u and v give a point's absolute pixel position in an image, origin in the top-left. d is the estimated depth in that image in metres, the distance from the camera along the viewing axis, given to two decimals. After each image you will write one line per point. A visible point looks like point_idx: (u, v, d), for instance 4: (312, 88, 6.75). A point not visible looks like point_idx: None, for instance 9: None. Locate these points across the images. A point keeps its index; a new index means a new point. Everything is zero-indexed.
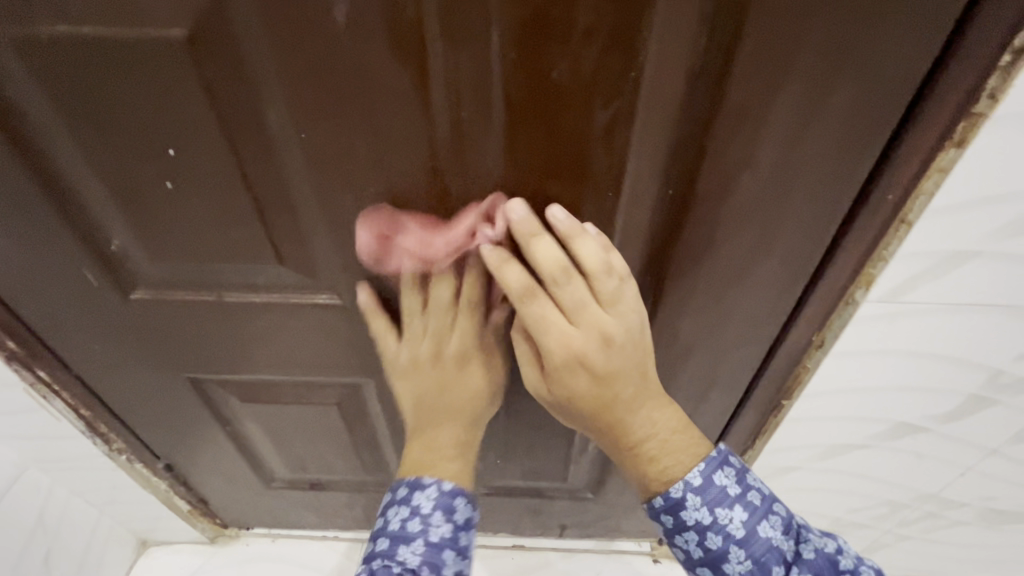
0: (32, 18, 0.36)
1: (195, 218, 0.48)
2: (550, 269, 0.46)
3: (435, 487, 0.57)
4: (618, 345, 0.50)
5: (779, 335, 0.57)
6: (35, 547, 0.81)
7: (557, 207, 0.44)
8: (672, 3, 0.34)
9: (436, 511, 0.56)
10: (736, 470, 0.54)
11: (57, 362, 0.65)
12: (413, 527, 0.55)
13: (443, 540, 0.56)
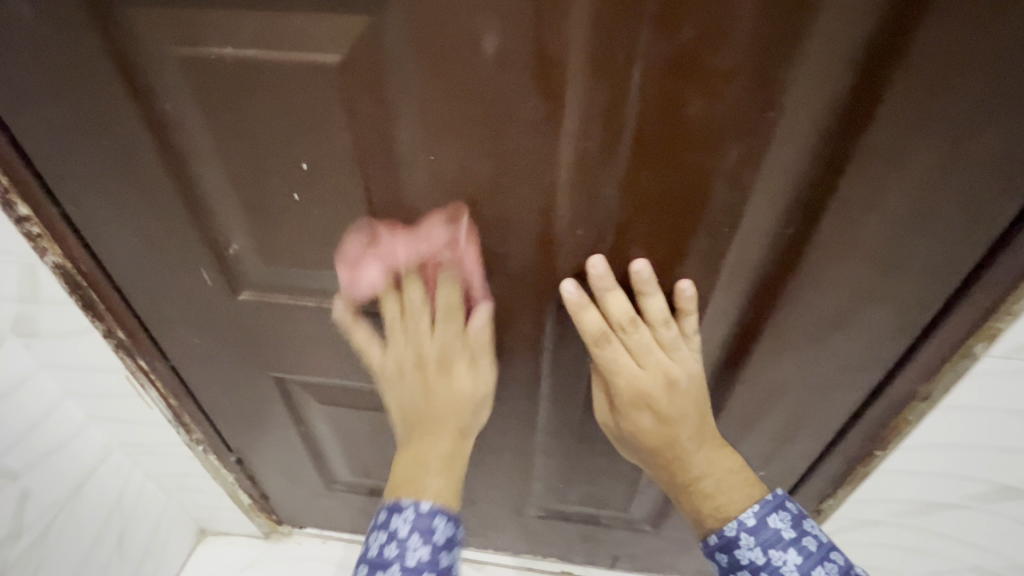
0: (202, 40, 0.39)
1: (314, 228, 0.50)
2: (623, 319, 0.49)
3: (413, 509, 0.52)
4: (679, 388, 0.53)
5: (880, 381, 0.55)
6: (112, 526, 0.85)
7: (642, 262, 0.47)
8: (821, 50, 0.35)
9: (414, 534, 0.51)
10: (793, 514, 0.52)
11: (157, 354, 0.69)
12: (390, 552, 0.51)
13: (421, 563, 0.51)
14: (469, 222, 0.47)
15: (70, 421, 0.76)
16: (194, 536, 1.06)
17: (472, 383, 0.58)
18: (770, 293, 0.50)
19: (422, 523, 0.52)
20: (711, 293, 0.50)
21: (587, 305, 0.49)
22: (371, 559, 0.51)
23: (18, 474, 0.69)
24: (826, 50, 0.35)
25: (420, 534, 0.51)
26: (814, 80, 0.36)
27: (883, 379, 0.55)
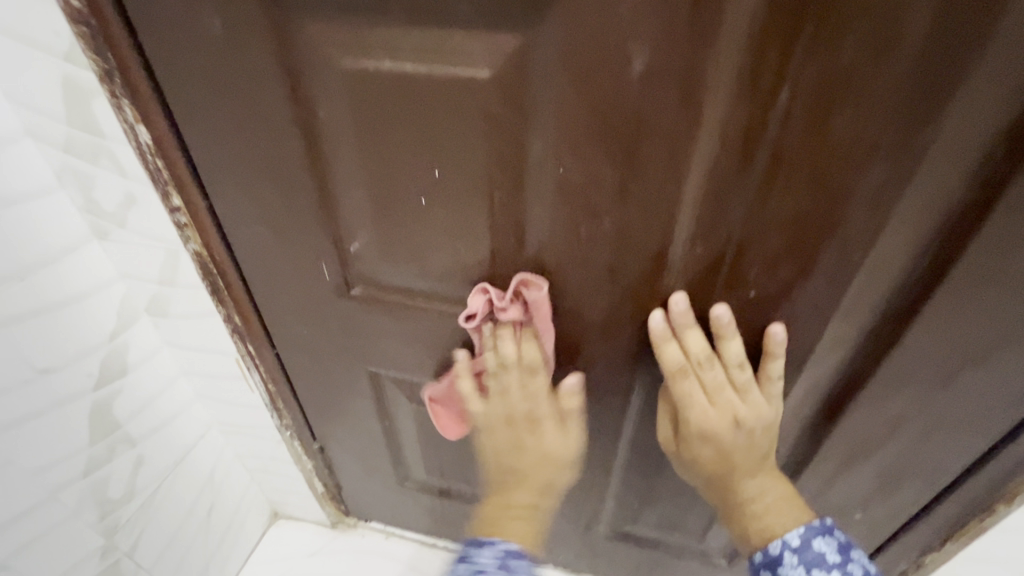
0: (365, 53, 0.43)
1: (435, 230, 0.53)
2: (701, 356, 0.50)
3: (498, 547, 0.55)
4: (750, 429, 0.52)
5: (1011, 431, 0.51)
6: (203, 500, 0.91)
7: (723, 307, 0.48)
8: (1007, 55, 0.34)
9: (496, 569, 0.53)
10: (840, 541, 0.51)
11: (266, 341, 0.73)
12: None
13: None
14: (586, 232, 0.49)
15: (180, 397, 0.82)
16: (268, 518, 1.11)
17: (562, 442, 0.61)
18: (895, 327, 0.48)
19: (505, 562, 0.54)
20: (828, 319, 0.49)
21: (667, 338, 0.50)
22: None
23: (136, 440, 0.75)
24: (1006, 56, 0.34)
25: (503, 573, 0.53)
26: (986, 89, 0.35)
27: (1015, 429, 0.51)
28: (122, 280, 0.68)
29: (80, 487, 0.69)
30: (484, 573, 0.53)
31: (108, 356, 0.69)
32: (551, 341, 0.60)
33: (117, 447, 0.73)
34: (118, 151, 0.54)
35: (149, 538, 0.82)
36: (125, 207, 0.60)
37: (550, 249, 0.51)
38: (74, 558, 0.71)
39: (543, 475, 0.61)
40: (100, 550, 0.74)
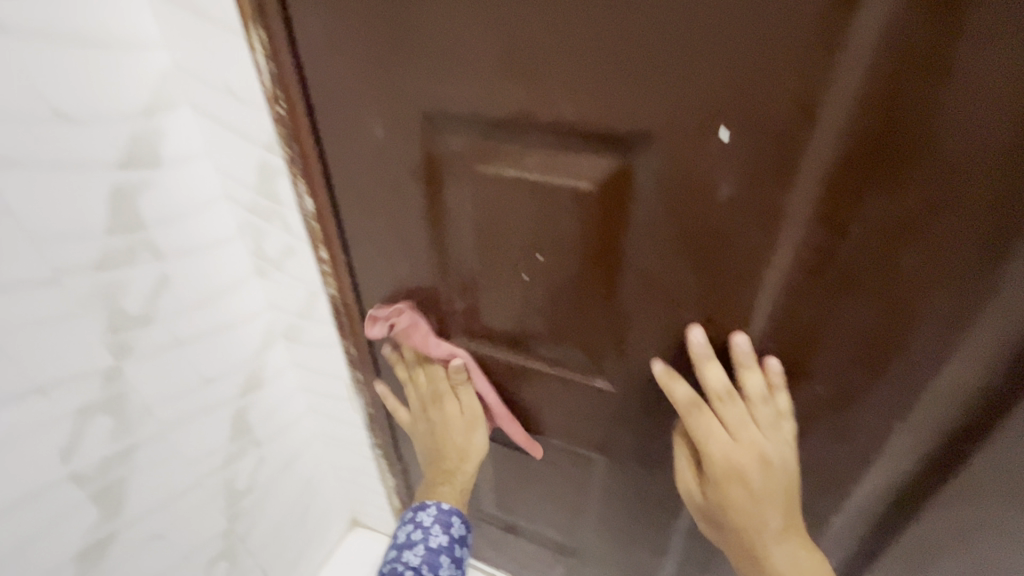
0: (492, 161, 0.52)
1: (531, 302, 0.61)
2: (721, 391, 0.53)
3: (435, 508, 0.71)
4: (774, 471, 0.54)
5: None
6: (301, 500, 1.04)
7: (741, 336, 0.52)
8: None
9: (436, 524, 0.69)
10: None
11: (372, 372, 0.84)
12: (416, 536, 0.68)
13: (440, 547, 0.68)
14: (668, 318, 0.55)
15: (295, 410, 0.95)
16: (347, 525, 1.22)
17: (459, 408, 0.74)
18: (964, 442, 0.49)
19: (444, 517, 0.70)
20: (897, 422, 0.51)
21: (678, 381, 0.56)
22: (400, 543, 0.69)
23: (261, 443, 0.89)
24: None
25: (441, 525, 0.69)
26: None
27: None
28: (268, 310, 0.83)
29: (218, 477, 0.83)
30: (413, 545, 0.67)
31: (251, 371, 0.83)
32: (625, 405, 0.66)
33: (247, 447, 0.87)
34: (288, 215, 0.69)
35: (258, 529, 0.95)
36: (284, 255, 0.74)
37: (634, 328, 0.58)
38: (205, 538, 0.84)
39: (445, 478, 0.74)
40: (222, 534, 0.87)
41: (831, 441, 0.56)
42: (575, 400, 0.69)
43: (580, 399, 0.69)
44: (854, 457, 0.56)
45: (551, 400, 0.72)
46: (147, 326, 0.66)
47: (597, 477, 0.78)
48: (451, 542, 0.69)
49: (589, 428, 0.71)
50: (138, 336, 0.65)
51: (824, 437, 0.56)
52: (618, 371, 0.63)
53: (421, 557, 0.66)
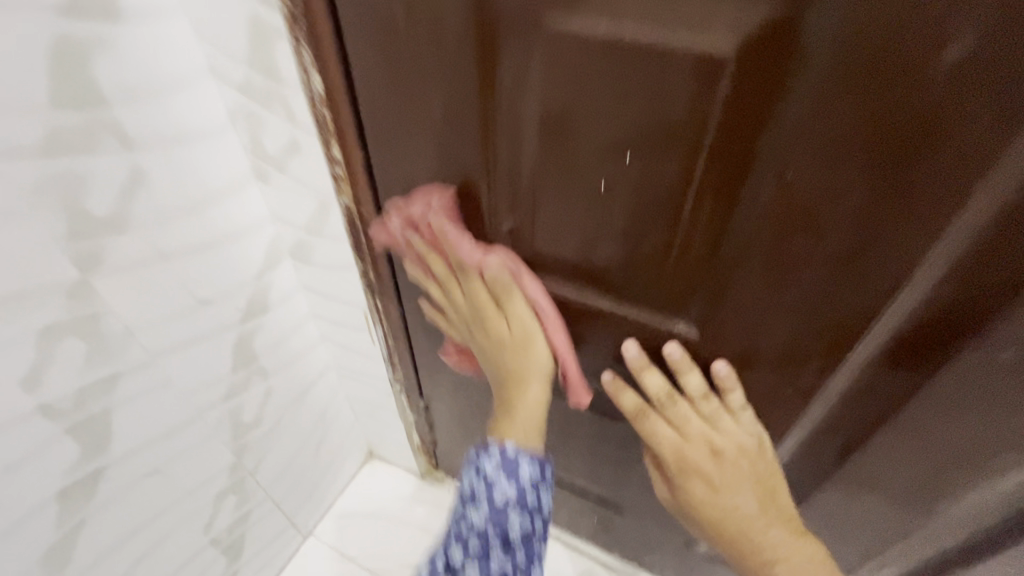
0: (578, 12, 0.36)
1: (603, 224, 0.48)
2: (660, 394, 0.55)
3: (499, 454, 0.53)
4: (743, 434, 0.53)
5: None
6: (315, 433, 0.96)
7: (676, 342, 0.52)
8: None
9: (500, 474, 0.53)
10: None
11: (394, 301, 0.72)
12: (477, 487, 0.53)
13: (507, 499, 0.52)
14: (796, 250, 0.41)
15: (308, 338, 0.85)
16: (364, 456, 1.16)
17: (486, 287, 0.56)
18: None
19: (511, 463, 0.53)
20: None
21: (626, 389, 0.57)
22: (461, 491, 0.54)
23: (268, 373, 0.80)
24: None
25: (507, 472, 0.53)
26: None
27: None
28: (271, 223, 0.70)
29: (220, 410, 0.74)
30: (478, 500, 0.52)
31: (254, 293, 0.72)
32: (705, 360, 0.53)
33: (252, 377, 0.77)
34: (291, 97, 0.54)
35: (269, 463, 0.88)
36: (289, 152, 0.60)
37: (741, 262, 0.44)
38: (211, 472, 0.76)
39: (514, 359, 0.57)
40: (230, 467, 0.79)
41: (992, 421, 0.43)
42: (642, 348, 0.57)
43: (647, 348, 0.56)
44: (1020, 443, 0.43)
45: (610, 346, 0.59)
46: (120, 232, 0.53)
47: None
48: (523, 489, 0.53)
49: None
50: (109, 246, 0.53)
51: (981, 413, 0.43)
52: (709, 316, 0.49)
53: (483, 519, 0.52)
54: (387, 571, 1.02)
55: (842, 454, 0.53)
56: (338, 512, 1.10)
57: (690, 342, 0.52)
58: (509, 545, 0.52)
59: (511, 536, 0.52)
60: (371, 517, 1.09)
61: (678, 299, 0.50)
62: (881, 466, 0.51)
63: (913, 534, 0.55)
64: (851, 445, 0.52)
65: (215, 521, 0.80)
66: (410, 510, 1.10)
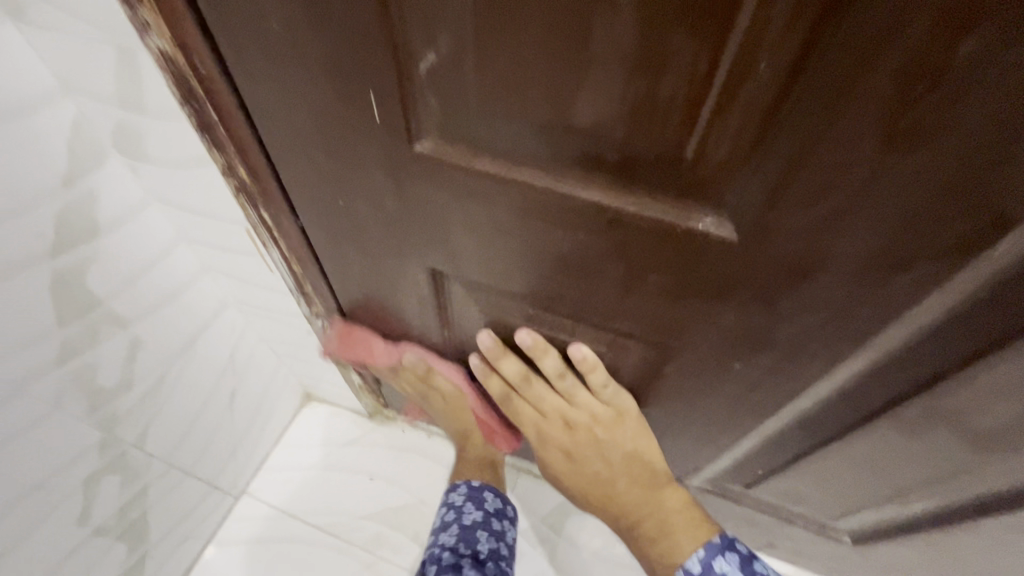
0: None
1: (590, 45, 0.27)
2: (518, 376, 0.57)
3: (465, 486, 0.77)
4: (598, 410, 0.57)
5: None
6: (224, 385, 0.77)
7: (525, 332, 0.52)
8: None
9: (468, 503, 0.75)
10: (741, 557, 0.51)
11: (286, 207, 0.51)
12: (451, 515, 0.73)
13: (475, 522, 0.72)
14: (955, 71, 0.22)
15: (183, 269, 0.63)
16: (299, 399, 0.99)
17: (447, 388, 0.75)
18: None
19: (474, 494, 0.76)
20: None
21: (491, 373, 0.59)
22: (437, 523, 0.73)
23: (126, 322, 0.58)
24: None
25: (473, 502, 0.75)
26: None
27: None
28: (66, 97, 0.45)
29: (58, 378, 0.53)
30: (448, 527, 0.71)
31: (67, 210, 0.48)
32: (738, 273, 0.36)
33: (101, 329, 0.55)
34: None
35: (161, 430, 0.69)
36: None
37: (841, 103, 0.25)
38: (70, 455, 0.57)
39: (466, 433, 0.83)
40: (99, 445, 0.60)
41: None
42: (642, 259, 0.38)
43: (651, 258, 0.38)
44: None
45: (595, 260, 0.40)
46: None
47: (649, 366, 0.51)
48: (487, 514, 0.74)
49: (653, 305, 0.42)
50: None
51: None
52: (758, 202, 0.31)
53: (455, 534, 0.69)
54: (337, 526, 0.89)
55: (920, 385, 0.38)
56: (274, 465, 0.94)
57: (720, 245, 0.34)
58: (479, 561, 0.66)
59: (479, 553, 0.67)
60: (314, 466, 0.94)
61: (708, 177, 0.31)
62: (966, 403, 0.37)
63: (972, 472, 0.44)
64: (939, 375, 0.37)
65: (94, 509, 0.63)
66: (358, 455, 0.95)
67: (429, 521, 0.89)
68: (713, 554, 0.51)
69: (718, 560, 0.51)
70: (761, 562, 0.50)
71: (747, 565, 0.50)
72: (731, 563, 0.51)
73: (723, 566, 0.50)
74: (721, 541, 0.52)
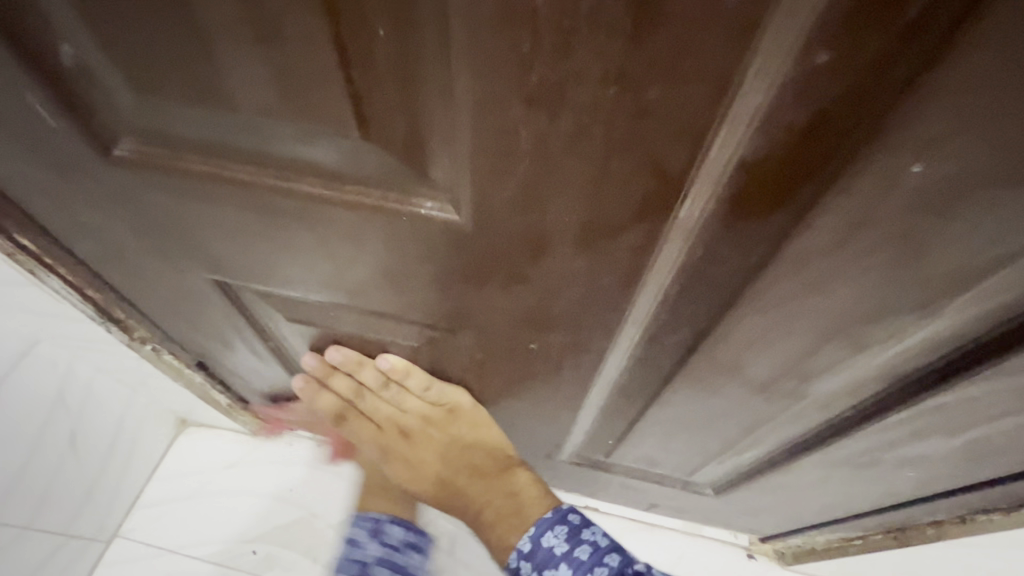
0: None
1: (211, 25, 0.24)
2: (346, 391, 0.57)
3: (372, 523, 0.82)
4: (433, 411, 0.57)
5: None
6: (56, 428, 0.70)
7: (335, 347, 0.52)
8: None
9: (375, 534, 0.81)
10: (570, 528, 0.54)
11: (42, 232, 0.46)
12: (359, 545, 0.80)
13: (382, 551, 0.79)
14: (551, 32, 0.20)
15: None
16: (173, 427, 0.92)
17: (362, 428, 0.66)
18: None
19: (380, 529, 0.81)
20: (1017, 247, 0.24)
21: (320, 393, 0.59)
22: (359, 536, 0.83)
23: None
24: None
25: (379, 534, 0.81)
26: None
27: None
28: None
29: None
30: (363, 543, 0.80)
31: None
32: (487, 256, 0.34)
33: None
34: None
35: None
36: None
37: (474, 73, 0.23)
38: None
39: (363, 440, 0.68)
40: None
41: (891, 269, 0.27)
42: (397, 252, 0.36)
43: (403, 250, 0.36)
44: (920, 297, 0.28)
45: (357, 257, 0.38)
46: None
47: (466, 355, 0.49)
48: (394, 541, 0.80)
49: (432, 297, 0.40)
50: None
51: (855, 284, 0.29)
52: (462, 184, 0.29)
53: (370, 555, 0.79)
54: (224, 553, 0.84)
55: (690, 346, 0.38)
56: (149, 501, 0.87)
57: (453, 228, 0.32)
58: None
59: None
60: (193, 497, 0.88)
61: (406, 160, 0.29)
62: (730, 358, 0.38)
63: (768, 420, 0.46)
64: (700, 335, 0.37)
65: None
66: (242, 477, 0.90)
67: (323, 532, 0.86)
68: (543, 528, 0.55)
69: (547, 534, 0.54)
70: (589, 528, 0.54)
71: (575, 534, 0.54)
72: (560, 536, 0.54)
73: (550, 539, 0.54)
74: (552, 516, 0.55)
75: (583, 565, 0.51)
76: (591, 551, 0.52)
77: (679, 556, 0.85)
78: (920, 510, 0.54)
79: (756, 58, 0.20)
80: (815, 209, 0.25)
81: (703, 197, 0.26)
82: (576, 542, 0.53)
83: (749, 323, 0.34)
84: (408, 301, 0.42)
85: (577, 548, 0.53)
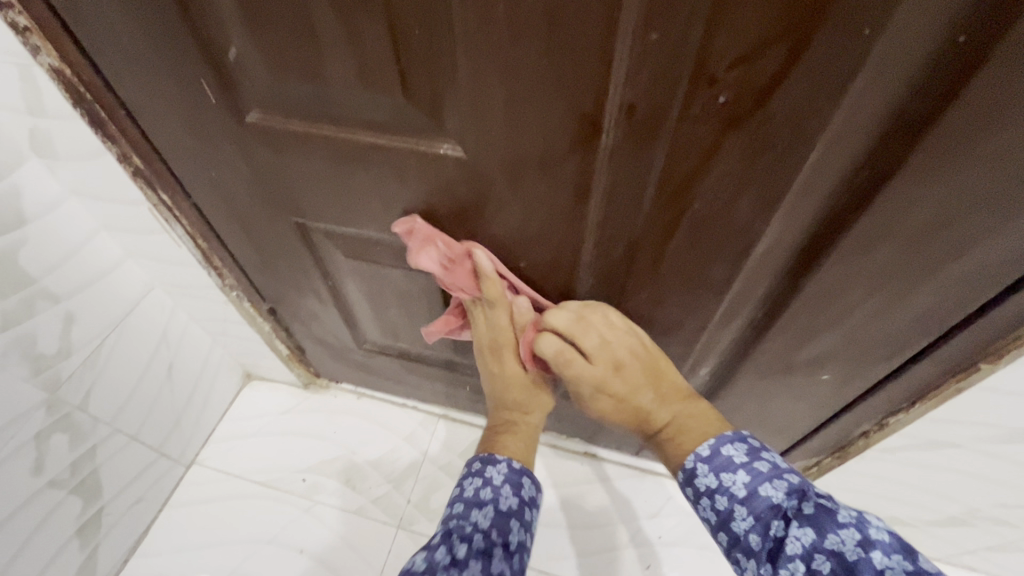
0: None
1: (320, 31, 0.41)
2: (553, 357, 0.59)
3: (506, 463, 0.64)
4: (627, 368, 0.59)
5: (994, 298, 0.44)
6: (160, 360, 0.89)
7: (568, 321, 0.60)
8: None
9: (507, 482, 0.62)
10: (751, 445, 0.49)
11: (178, 188, 0.65)
12: (486, 493, 0.60)
13: (510, 508, 0.59)
14: (508, 33, 0.37)
15: (107, 254, 0.75)
16: (240, 378, 1.10)
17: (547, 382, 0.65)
18: (912, 140, 0.36)
19: (514, 476, 0.63)
20: (798, 156, 0.39)
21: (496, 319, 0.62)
22: (466, 496, 0.60)
23: (58, 297, 0.70)
24: None
25: (512, 483, 0.62)
26: None
27: (994, 296, 0.44)
28: None
29: (0, 341, 0.65)
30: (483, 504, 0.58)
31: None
32: (484, 187, 0.50)
33: (36, 302, 0.67)
34: None
35: (103, 396, 0.81)
36: None
37: (468, 59, 0.40)
38: (19, 410, 0.69)
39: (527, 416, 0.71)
40: (45, 404, 0.72)
41: (734, 177, 0.42)
42: (423, 187, 0.53)
43: (428, 186, 0.52)
44: (762, 195, 0.42)
45: (396, 194, 0.55)
46: None
47: None
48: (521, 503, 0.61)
49: (448, 226, 0.56)
50: None
51: (719, 192, 0.43)
52: (465, 133, 0.46)
53: (490, 519, 0.56)
54: (278, 480, 1.00)
55: (630, 258, 0.53)
56: (220, 437, 1.05)
57: (460, 163, 0.49)
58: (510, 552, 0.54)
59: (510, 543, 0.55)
60: (255, 434, 1.06)
61: (431, 117, 0.46)
62: (659, 265, 0.53)
63: (705, 331, 0.59)
64: (634, 246, 0.52)
65: (46, 462, 0.74)
66: (295, 421, 1.07)
67: (360, 467, 1.02)
68: (724, 441, 0.50)
69: (727, 445, 0.50)
70: (770, 451, 0.48)
71: (754, 451, 0.48)
72: (740, 450, 0.49)
73: (729, 450, 0.49)
74: (734, 432, 0.51)
75: (761, 474, 0.46)
76: (771, 466, 0.46)
77: (664, 499, 0.96)
78: (847, 421, 0.64)
79: (619, 48, 0.36)
80: (676, 139, 0.41)
81: (612, 137, 0.42)
82: (756, 458, 0.48)
83: (665, 229, 0.48)
84: (434, 233, 0.58)
85: (757, 461, 0.47)
